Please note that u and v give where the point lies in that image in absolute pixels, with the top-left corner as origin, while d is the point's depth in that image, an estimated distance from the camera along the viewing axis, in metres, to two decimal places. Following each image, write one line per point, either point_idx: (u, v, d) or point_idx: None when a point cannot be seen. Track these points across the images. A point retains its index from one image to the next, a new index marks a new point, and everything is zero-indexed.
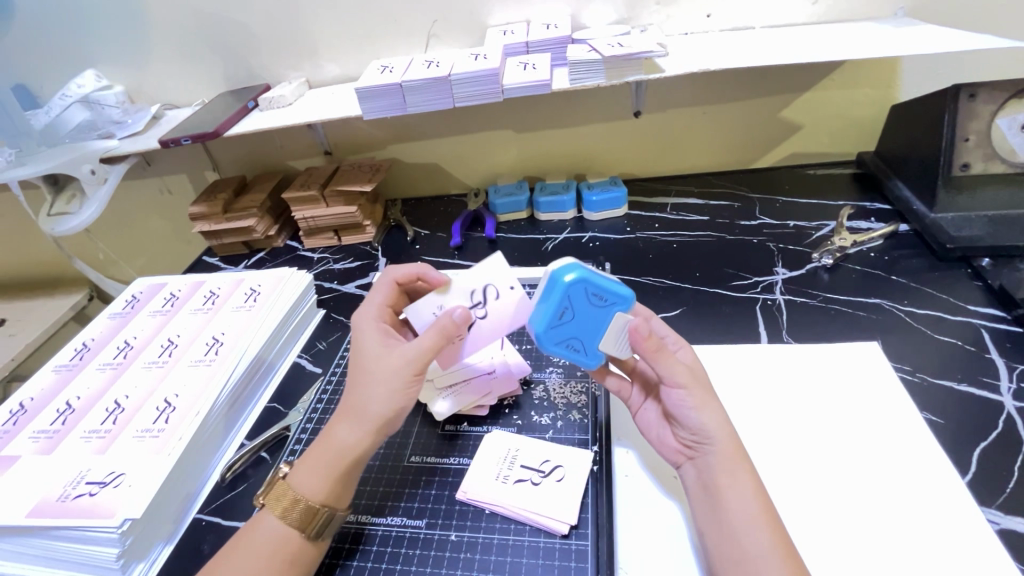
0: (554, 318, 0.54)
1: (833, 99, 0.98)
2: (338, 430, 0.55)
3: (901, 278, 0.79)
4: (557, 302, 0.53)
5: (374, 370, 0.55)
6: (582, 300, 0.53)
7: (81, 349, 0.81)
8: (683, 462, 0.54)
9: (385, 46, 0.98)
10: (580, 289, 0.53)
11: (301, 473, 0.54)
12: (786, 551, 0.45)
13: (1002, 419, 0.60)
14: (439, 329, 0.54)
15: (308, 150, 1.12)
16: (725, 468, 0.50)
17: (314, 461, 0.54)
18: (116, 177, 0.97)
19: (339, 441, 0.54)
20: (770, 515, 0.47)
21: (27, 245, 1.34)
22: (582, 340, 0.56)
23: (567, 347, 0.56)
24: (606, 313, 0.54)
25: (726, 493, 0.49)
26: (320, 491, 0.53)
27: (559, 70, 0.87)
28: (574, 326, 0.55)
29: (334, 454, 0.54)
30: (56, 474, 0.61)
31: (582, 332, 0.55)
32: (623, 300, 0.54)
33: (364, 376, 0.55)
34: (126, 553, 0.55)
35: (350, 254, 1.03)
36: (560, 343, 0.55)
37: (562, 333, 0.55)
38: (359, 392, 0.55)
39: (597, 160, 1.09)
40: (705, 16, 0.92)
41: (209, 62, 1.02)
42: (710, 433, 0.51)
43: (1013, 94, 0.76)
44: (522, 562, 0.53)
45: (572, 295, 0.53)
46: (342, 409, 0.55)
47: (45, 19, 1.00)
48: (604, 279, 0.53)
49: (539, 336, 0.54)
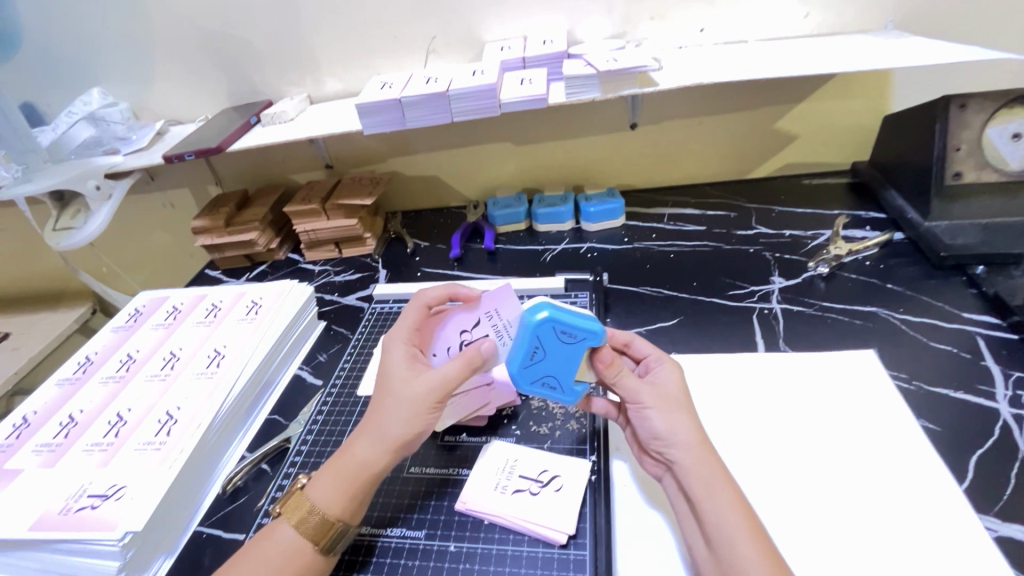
0: (526, 357, 0.56)
1: (826, 109, 0.99)
2: (359, 446, 0.55)
3: (896, 286, 0.80)
4: (528, 341, 0.55)
5: (399, 393, 0.56)
6: (551, 338, 0.55)
7: (84, 362, 0.81)
8: (662, 474, 0.55)
9: (386, 62, 1.00)
10: (549, 329, 0.55)
11: (322, 484, 0.54)
12: (767, 553, 0.45)
13: (998, 426, 0.60)
14: (466, 359, 0.56)
15: (310, 164, 1.13)
16: (698, 476, 0.50)
17: (333, 473, 0.55)
18: (119, 192, 1.00)
19: (358, 457, 0.55)
20: (750, 523, 0.47)
21: (32, 260, 1.36)
22: (558, 378, 0.57)
23: (545, 387, 0.58)
24: (578, 350, 0.56)
25: (702, 503, 0.49)
26: (340, 506, 0.53)
27: (556, 84, 0.88)
28: (548, 363, 0.56)
29: (355, 468, 0.54)
30: (57, 489, 0.62)
31: (558, 370, 0.57)
32: (594, 336, 0.55)
33: (386, 397, 0.56)
34: (128, 566, 0.56)
35: (350, 266, 1.04)
36: (535, 381, 0.58)
37: (537, 371, 0.57)
38: (382, 413, 0.56)
39: (595, 171, 1.10)
40: (699, 30, 0.94)
41: (212, 79, 1.04)
42: (672, 440, 0.53)
43: (1003, 105, 0.78)
44: (520, 572, 0.53)
45: (541, 334, 0.55)
46: (363, 426, 0.57)
47: (53, 38, 1.02)
48: (570, 318, 0.55)
49: (512, 372, 0.56)
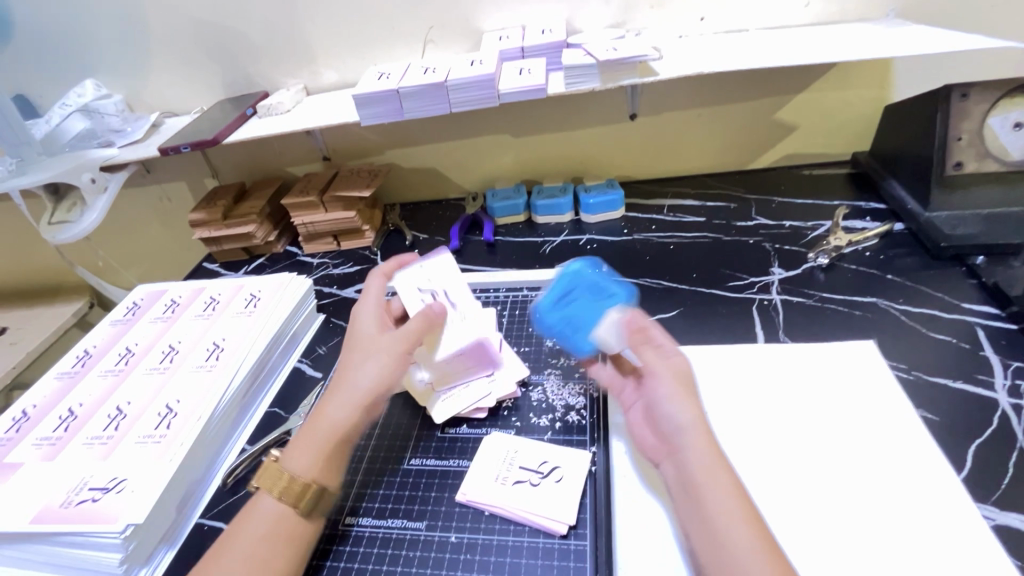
0: (561, 293, 0.64)
1: (827, 99, 0.99)
2: (329, 408, 0.58)
3: (896, 277, 0.80)
4: (568, 281, 0.64)
5: (366, 353, 0.60)
6: (587, 286, 0.63)
7: (82, 356, 0.81)
8: (662, 461, 0.54)
9: (384, 52, 0.99)
10: (588, 279, 0.64)
11: (294, 453, 0.56)
12: (767, 547, 0.45)
13: (997, 416, 0.60)
14: (425, 315, 0.62)
15: (307, 156, 1.12)
16: (704, 464, 0.49)
17: (306, 438, 0.56)
18: (115, 184, 0.99)
19: (329, 418, 0.57)
20: (753, 516, 0.47)
21: (28, 254, 1.35)
22: (578, 324, 0.61)
23: (562, 326, 0.62)
24: (604, 305, 0.61)
25: (704, 492, 0.48)
26: (314, 469, 0.54)
27: (555, 74, 0.88)
28: (574, 304, 0.63)
29: (327, 428, 0.57)
30: (58, 482, 0.61)
31: (580, 312, 0.62)
32: (618, 298, 0.61)
33: (354, 358, 0.60)
34: (129, 558, 0.56)
35: (349, 259, 1.04)
36: (557, 318, 0.63)
37: (563, 309, 0.62)
38: (350, 374, 0.60)
39: (594, 162, 1.09)
40: (699, 19, 0.93)
41: (207, 71, 1.03)
42: (683, 428, 0.51)
43: (1004, 94, 0.77)
44: (521, 563, 0.53)
45: (580, 280, 0.64)
46: (333, 390, 0.59)
47: (47, 29, 1.01)
48: (601, 278, 0.63)
49: (545, 302, 0.64)
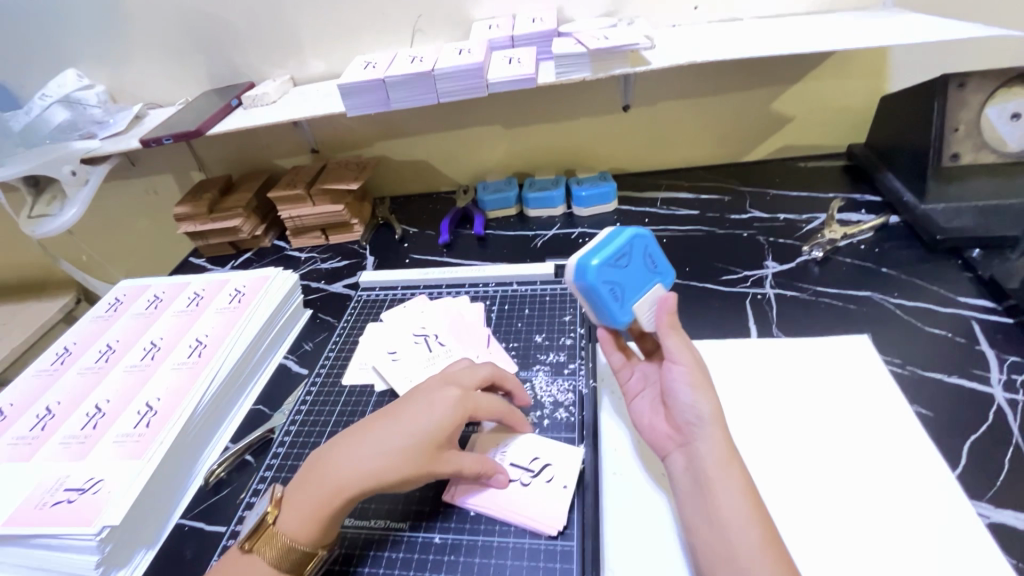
0: (613, 255, 0.55)
1: (821, 90, 0.97)
2: (335, 463, 0.54)
3: (891, 271, 0.78)
4: (621, 245, 0.55)
5: (398, 425, 0.55)
6: (640, 256, 0.57)
7: (62, 353, 0.79)
8: (671, 450, 0.53)
9: (371, 41, 0.97)
10: (641, 246, 0.57)
11: (288, 511, 0.53)
12: (773, 544, 0.44)
13: (992, 411, 0.59)
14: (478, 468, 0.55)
15: (295, 147, 1.10)
16: (718, 456, 0.48)
17: (303, 492, 0.53)
18: (96, 177, 0.96)
19: (331, 475, 0.53)
20: (760, 512, 0.46)
21: (12, 248, 1.33)
22: (623, 292, 0.56)
23: (607, 291, 0.55)
24: (650, 280, 0.58)
25: (714, 484, 0.47)
26: (303, 528, 0.52)
27: (546, 64, 0.86)
28: (624, 271, 0.56)
29: (322, 489, 0.53)
30: (33, 482, 0.60)
31: (627, 280, 0.56)
32: (664, 276, 0.59)
33: (386, 423, 0.56)
34: (106, 561, 0.54)
35: (337, 253, 1.02)
36: (606, 282, 0.55)
37: (610, 273, 0.55)
38: (374, 432, 0.55)
39: (586, 155, 1.07)
40: (693, 7, 0.91)
41: (190, 60, 1.01)
42: (703, 419, 0.50)
43: (1003, 82, 0.76)
44: (506, 564, 0.52)
45: (635, 244, 0.56)
46: (346, 446, 0.55)
47: (25, 17, 0.98)
48: (654, 249, 0.58)
49: (597, 260, 0.54)
